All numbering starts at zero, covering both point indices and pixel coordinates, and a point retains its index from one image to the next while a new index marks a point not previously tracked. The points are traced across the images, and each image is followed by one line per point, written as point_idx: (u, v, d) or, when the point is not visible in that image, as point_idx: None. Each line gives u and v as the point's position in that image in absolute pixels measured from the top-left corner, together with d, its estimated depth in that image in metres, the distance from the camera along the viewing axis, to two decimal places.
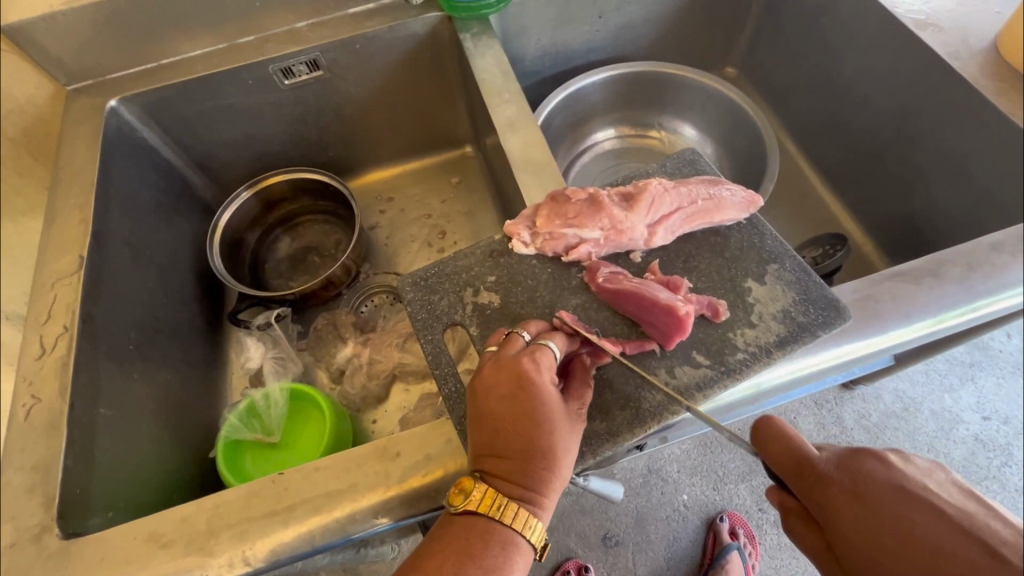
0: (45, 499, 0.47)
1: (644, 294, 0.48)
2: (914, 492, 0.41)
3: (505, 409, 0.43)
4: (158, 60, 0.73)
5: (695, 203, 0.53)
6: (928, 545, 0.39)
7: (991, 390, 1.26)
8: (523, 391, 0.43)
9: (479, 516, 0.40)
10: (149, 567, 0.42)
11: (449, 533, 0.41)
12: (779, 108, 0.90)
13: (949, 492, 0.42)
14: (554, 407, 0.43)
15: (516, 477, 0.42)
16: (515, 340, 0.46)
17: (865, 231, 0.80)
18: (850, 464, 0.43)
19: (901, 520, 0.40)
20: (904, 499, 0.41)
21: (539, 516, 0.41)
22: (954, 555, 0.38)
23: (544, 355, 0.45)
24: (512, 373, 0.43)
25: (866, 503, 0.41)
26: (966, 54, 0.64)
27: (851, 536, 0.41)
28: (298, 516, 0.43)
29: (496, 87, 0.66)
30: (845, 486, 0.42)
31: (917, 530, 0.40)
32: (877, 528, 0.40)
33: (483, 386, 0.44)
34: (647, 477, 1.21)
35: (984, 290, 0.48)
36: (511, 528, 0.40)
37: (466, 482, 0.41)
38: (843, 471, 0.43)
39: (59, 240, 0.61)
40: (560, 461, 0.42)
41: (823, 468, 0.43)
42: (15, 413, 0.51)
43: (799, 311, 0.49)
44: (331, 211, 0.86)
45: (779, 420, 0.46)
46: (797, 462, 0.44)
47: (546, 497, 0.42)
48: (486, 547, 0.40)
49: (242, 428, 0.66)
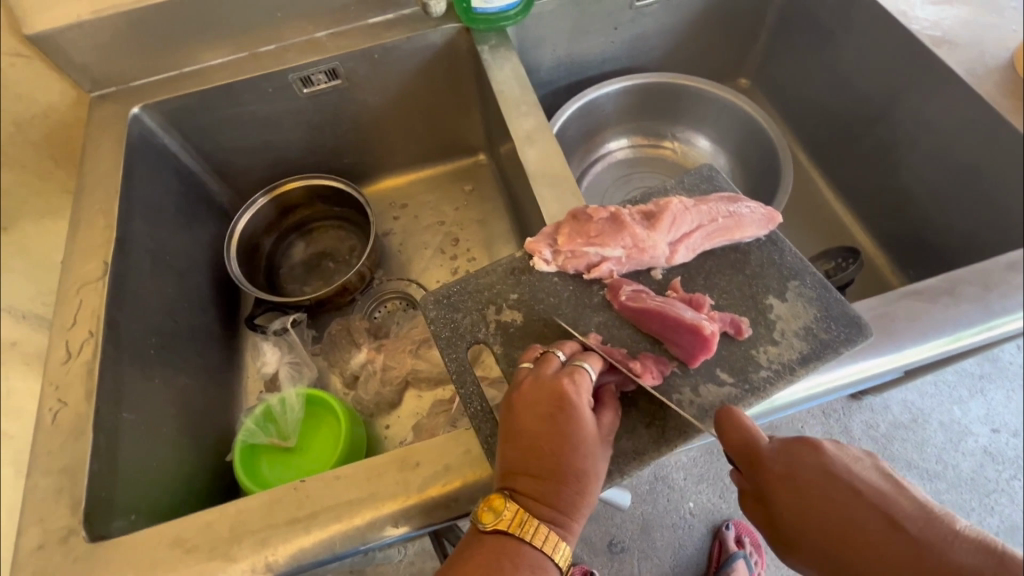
0: (71, 502, 0.48)
1: (669, 314, 0.48)
2: (840, 475, 0.44)
3: (543, 429, 0.44)
4: (180, 68, 0.74)
5: (714, 220, 0.54)
6: (848, 521, 0.42)
7: (1000, 403, 1.26)
8: (562, 413, 0.44)
9: (508, 536, 0.41)
10: (173, 571, 0.43)
11: (479, 555, 0.41)
12: (792, 119, 0.91)
13: (871, 474, 0.44)
14: (590, 429, 0.44)
15: (547, 498, 0.42)
16: (551, 358, 0.47)
17: (876, 244, 0.80)
18: (789, 451, 0.45)
19: (827, 500, 0.43)
20: (832, 482, 0.43)
21: (567, 539, 0.42)
22: (864, 531, 0.41)
23: (583, 376, 0.46)
24: (551, 393, 0.45)
25: (802, 487, 0.44)
26: (983, 72, 0.64)
27: (790, 517, 0.43)
28: (318, 522, 0.44)
29: (514, 99, 0.67)
30: (782, 470, 0.44)
31: (842, 508, 0.42)
32: (810, 509, 0.43)
33: (520, 404, 0.45)
34: (654, 484, 1.21)
35: (1001, 310, 0.48)
36: (540, 551, 0.41)
37: (497, 500, 0.42)
38: (783, 459, 0.45)
39: (84, 245, 0.62)
40: (592, 484, 0.43)
41: (768, 456, 0.44)
42: (42, 417, 0.52)
43: (821, 328, 0.49)
44: (346, 218, 0.87)
45: (738, 410, 0.45)
46: (748, 450, 0.44)
47: (574, 520, 0.43)
48: (517, 570, 0.40)
49: (258, 432, 0.68)
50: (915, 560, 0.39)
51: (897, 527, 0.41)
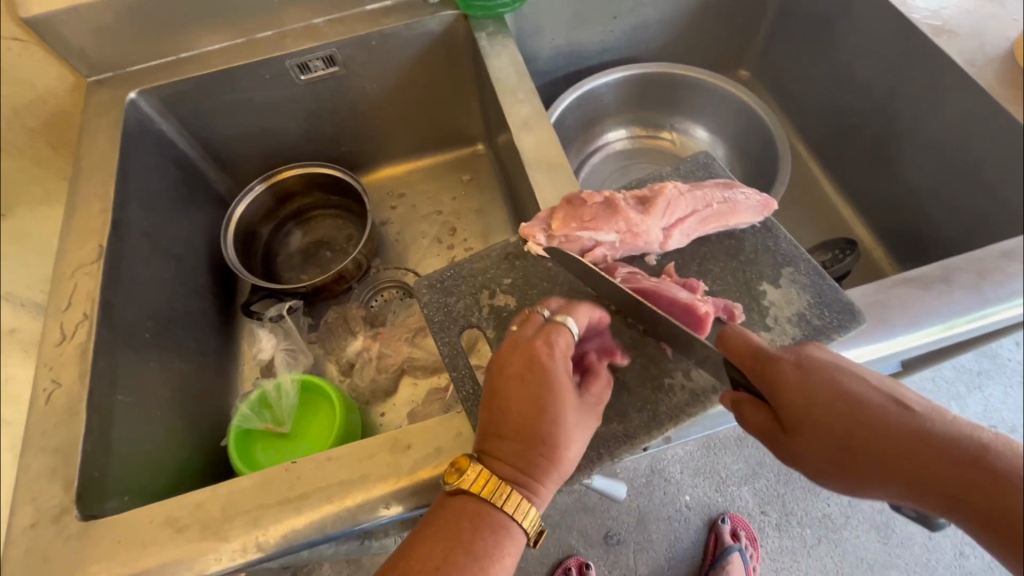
0: (65, 481, 0.48)
1: (663, 293, 0.48)
2: (848, 367, 0.40)
3: (512, 390, 0.43)
4: (177, 53, 0.74)
5: (710, 206, 0.53)
6: (857, 401, 0.37)
7: (999, 399, 1.25)
8: (532, 375, 0.43)
9: (471, 498, 0.41)
10: (165, 550, 0.44)
11: (442, 516, 0.41)
12: (792, 111, 0.90)
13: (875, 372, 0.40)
14: (562, 394, 0.43)
15: (513, 461, 0.42)
16: (533, 318, 0.47)
17: (875, 236, 0.80)
18: (797, 347, 0.42)
19: (835, 383, 0.38)
20: (839, 371, 0.39)
21: (534, 504, 0.41)
22: (873, 414, 0.37)
23: (562, 339, 0.45)
24: (525, 355, 0.44)
25: (810, 371, 0.40)
26: (983, 61, 0.64)
27: (795, 401, 0.39)
28: (310, 503, 0.44)
29: (510, 86, 0.66)
30: (790, 358, 0.40)
31: (849, 389, 0.38)
32: (817, 390, 0.39)
33: (496, 367, 0.45)
34: (650, 477, 1.22)
35: (993, 298, 0.48)
36: (503, 513, 0.40)
37: (462, 461, 0.42)
38: (788, 351, 0.41)
39: (79, 228, 0.62)
40: (561, 450, 0.42)
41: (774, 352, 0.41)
42: (36, 397, 0.52)
43: (814, 314, 0.49)
44: (344, 206, 0.87)
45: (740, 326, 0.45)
46: (750, 348, 0.43)
47: (541, 485, 0.42)
48: (478, 532, 0.40)
49: (253, 418, 0.68)
50: (929, 437, 0.34)
51: (906, 407, 0.36)
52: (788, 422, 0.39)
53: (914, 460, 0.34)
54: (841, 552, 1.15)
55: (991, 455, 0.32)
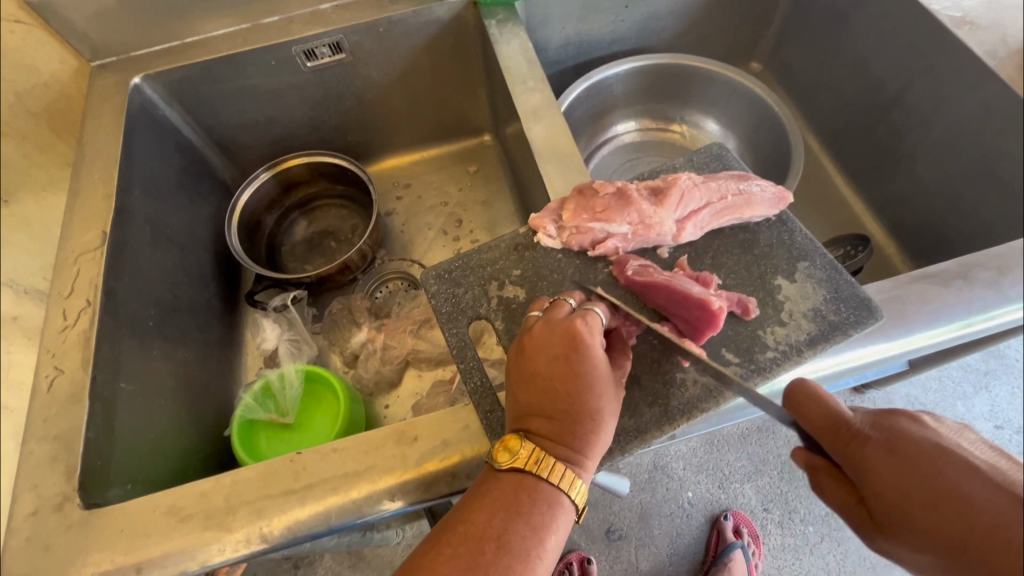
0: (67, 469, 0.47)
1: (675, 287, 0.47)
2: (950, 450, 0.34)
3: (556, 369, 0.43)
4: (182, 39, 0.73)
5: (724, 198, 0.52)
6: (963, 501, 0.32)
7: (1005, 400, 1.24)
8: (575, 352, 0.43)
9: (526, 473, 0.40)
10: (167, 540, 0.43)
11: (495, 489, 0.40)
12: (805, 105, 0.89)
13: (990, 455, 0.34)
14: (604, 368, 0.43)
15: (562, 436, 0.42)
16: (562, 304, 0.47)
17: (886, 233, 0.79)
18: (884, 422, 0.37)
19: (934, 473, 0.34)
20: (939, 458, 0.34)
21: (582, 477, 0.41)
22: (987, 518, 0.31)
23: (594, 317, 0.45)
24: (564, 333, 0.44)
25: (903, 458, 0.35)
26: (1004, 53, 0.62)
27: (885, 494, 0.35)
28: (314, 495, 0.44)
29: (520, 74, 0.65)
30: (878, 440, 0.36)
31: (953, 483, 0.33)
32: (913, 484, 0.34)
33: (534, 346, 0.44)
34: (653, 473, 1.21)
35: (1015, 296, 0.47)
36: (554, 485, 0.40)
37: (513, 440, 0.42)
38: (875, 425, 0.37)
39: (82, 214, 0.62)
40: (604, 423, 0.42)
41: (855, 425, 0.37)
42: (38, 383, 0.51)
43: (830, 309, 0.48)
44: (349, 196, 0.86)
45: (812, 384, 0.40)
46: (831, 419, 0.38)
47: (589, 458, 0.42)
48: (535, 505, 0.40)
49: (257, 408, 0.67)
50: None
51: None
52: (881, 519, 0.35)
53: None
54: (843, 551, 1.15)
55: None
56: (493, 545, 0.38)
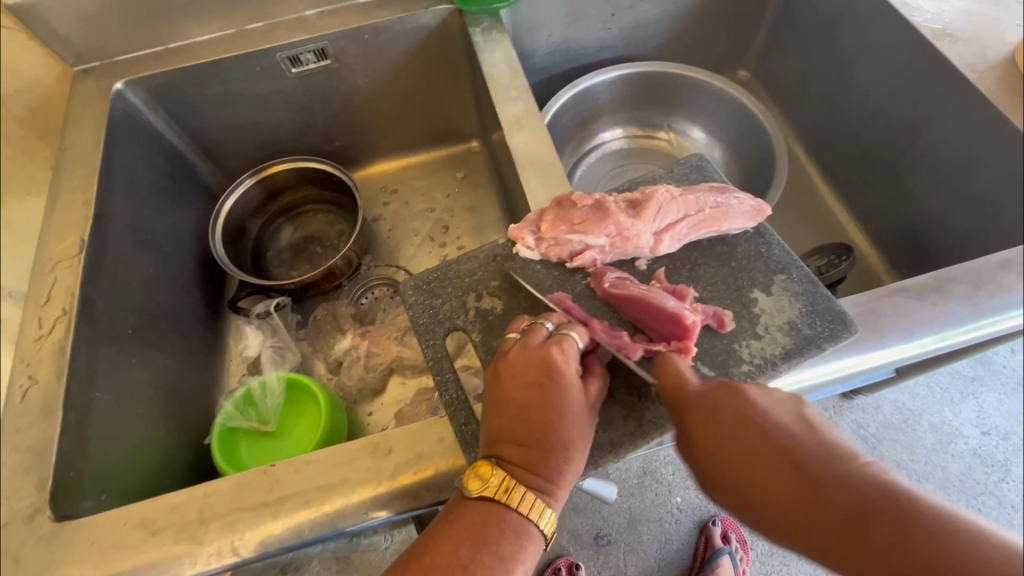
0: (40, 481, 0.47)
1: (651, 300, 0.47)
2: (754, 415, 0.42)
3: (531, 398, 0.44)
4: (167, 44, 0.73)
5: (702, 211, 0.52)
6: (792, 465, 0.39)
7: (992, 406, 1.25)
8: (550, 381, 0.44)
9: (495, 503, 0.41)
10: (139, 552, 0.43)
11: (463, 519, 0.41)
12: (791, 114, 0.90)
13: (787, 416, 0.41)
14: (577, 399, 0.44)
15: (533, 465, 0.42)
16: (539, 329, 0.47)
17: (870, 242, 0.79)
18: (733, 394, 0.43)
19: (742, 436, 0.41)
20: (746, 423, 0.41)
21: (552, 506, 0.42)
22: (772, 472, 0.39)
23: (570, 344, 0.45)
24: (540, 361, 0.44)
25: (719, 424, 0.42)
26: (984, 66, 0.63)
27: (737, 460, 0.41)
28: (287, 508, 0.44)
29: (504, 83, 0.65)
30: (701, 408, 0.43)
31: (755, 443, 0.41)
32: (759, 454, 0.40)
33: (509, 373, 0.45)
34: (642, 479, 1.21)
35: (989, 310, 0.47)
36: (522, 515, 0.41)
37: (483, 467, 0.42)
38: (704, 393, 0.43)
39: (61, 221, 0.61)
40: (576, 453, 0.43)
41: (691, 395, 0.43)
42: (12, 393, 0.51)
43: (806, 323, 0.48)
44: (335, 202, 0.86)
45: (678, 360, 0.46)
46: (677, 389, 0.44)
47: (560, 488, 0.43)
48: (502, 535, 0.41)
49: (237, 416, 0.67)
50: (816, 494, 0.37)
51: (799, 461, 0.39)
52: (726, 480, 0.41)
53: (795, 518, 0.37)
54: None
55: (874, 513, 0.35)
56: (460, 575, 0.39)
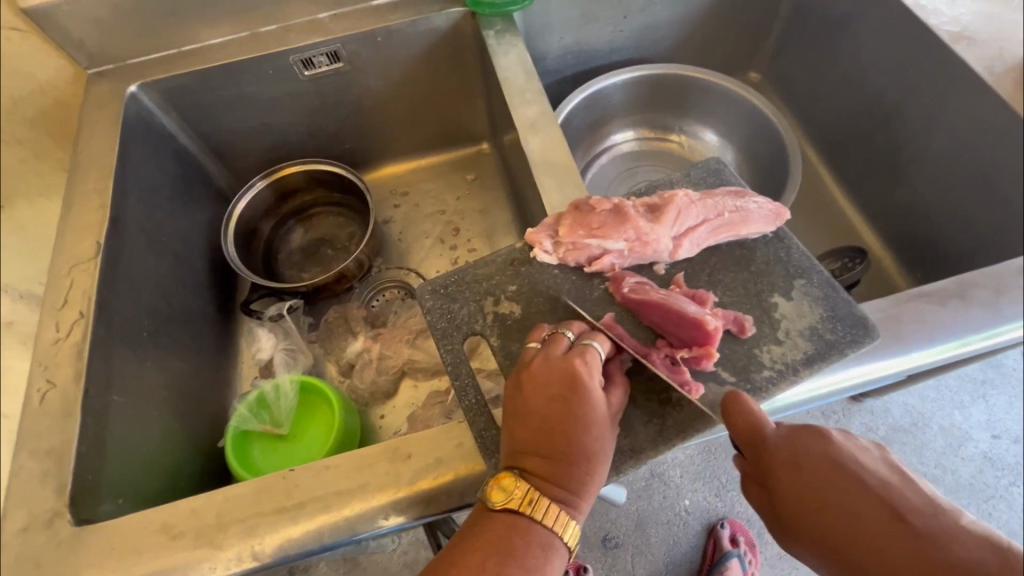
0: (58, 484, 0.47)
1: (672, 305, 0.47)
2: (842, 464, 0.41)
3: (555, 410, 0.44)
4: (180, 46, 0.73)
5: (722, 215, 0.52)
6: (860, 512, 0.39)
7: (1002, 409, 1.25)
8: (574, 393, 0.44)
9: (519, 515, 0.41)
10: (159, 557, 0.43)
11: (488, 531, 0.41)
12: (802, 116, 0.89)
13: (869, 463, 0.41)
14: (600, 411, 0.44)
15: (557, 477, 0.42)
16: (561, 339, 0.47)
17: (884, 245, 0.79)
18: (806, 434, 0.43)
19: (836, 489, 0.40)
20: (832, 471, 0.41)
21: (576, 519, 0.42)
22: (873, 529, 0.38)
23: (592, 355, 0.46)
24: (564, 373, 0.45)
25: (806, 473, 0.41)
26: (1001, 68, 0.62)
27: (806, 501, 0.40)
28: (307, 513, 0.43)
29: (518, 86, 0.65)
30: (784, 455, 0.42)
31: (849, 497, 0.40)
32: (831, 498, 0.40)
33: (533, 384, 0.45)
34: (649, 481, 1.20)
35: (1012, 316, 0.47)
36: (547, 527, 0.41)
37: (507, 479, 0.41)
38: (784, 437, 0.43)
39: (77, 224, 0.61)
40: (600, 465, 0.43)
41: (770, 439, 0.43)
42: (30, 396, 0.51)
43: (827, 328, 0.48)
44: (346, 204, 0.86)
45: (745, 397, 0.44)
46: (750, 430, 0.43)
47: (583, 500, 0.42)
48: (528, 548, 0.40)
49: (251, 419, 0.67)
50: (925, 556, 0.36)
51: (904, 520, 0.38)
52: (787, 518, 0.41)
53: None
54: None
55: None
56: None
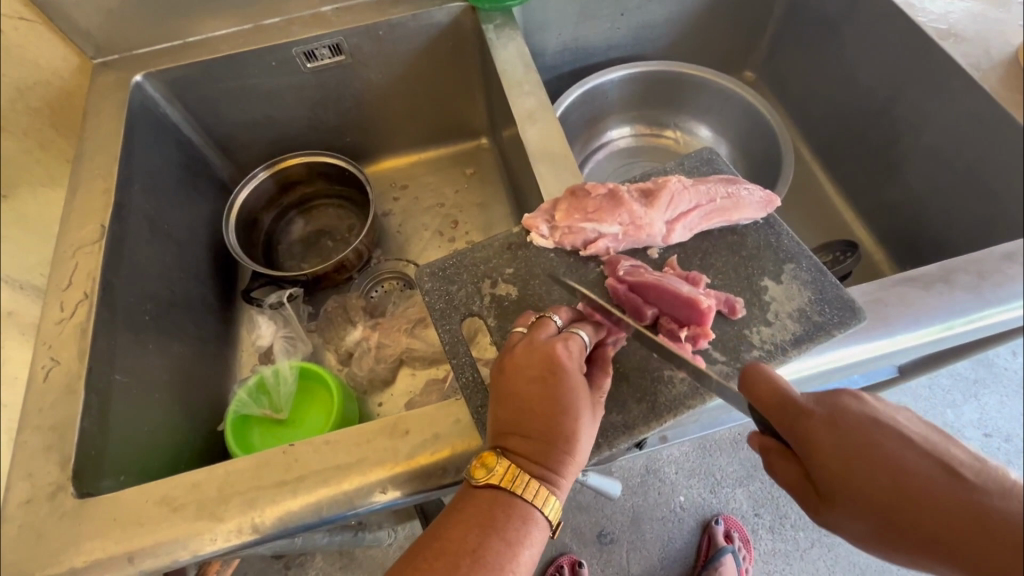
0: (62, 458, 0.48)
1: (664, 287, 0.48)
2: (881, 423, 0.38)
3: (534, 392, 0.44)
4: (184, 38, 0.74)
5: (713, 201, 0.54)
6: (897, 469, 0.36)
7: (994, 408, 1.26)
8: (553, 376, 0.44)
9: (501, 489, 0.41)
10: (161, 529, 0.44)
11: (471, 506, 0.42)
12: (796, 114, 0.91)
13: (908, 422, 0.38)
14: (580, 392, 0.43)
15: (536, 455, 0.42)
16: (545, 324, 0.47)
17: (875, 240, 0.81)
18: (828, 399, 0.40)
19: (874, 447, 0.37)
20: (869, 430, 0.38)
21: (557, 495, 0.42)
22: (917, 483, 0.35)
23: (575, 341, 0.46)
24: (545, 356, 0.44)
25: (847, 433, 0.38)
26: (988, 65, 0.64)
27: (831, 465, 0.38)
28: (305, 486, 0.44)
29: (516, 78, 0.66)
30: (821, 415, 0.39)
31: (892, 456, 0.36)
32: (855, 457, 0.37)
33: (514, 367, 0.45)
34: (645, 477, 1.22)
35: (993, 300, 0.48)
36: (528, 502, 0.41)
37: (488, 456, 0.42)
38: (817, 400, 0.40)
39: (81, 208, 0.62)
40: (580, 444, 0.43)
41: (799, 401, 0.40)
42: (35, 373, 0.52)
43: (815, 310, 0.49)
44: (347, 196, 0.87)
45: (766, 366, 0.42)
46: (778, 398, 0.40)
47: (564, 477, 0.42)
48: (509, 521, 0.41)
49: (251, 403, 0.68)
50: (985, 514, 0.33)
51: (952, 475, 0.35)
52: (823, 487, 0.38)
53: (956, 536, 0.33)
54: (833, 556, 1.15)
55: None
56: (468, 560, 0.39)
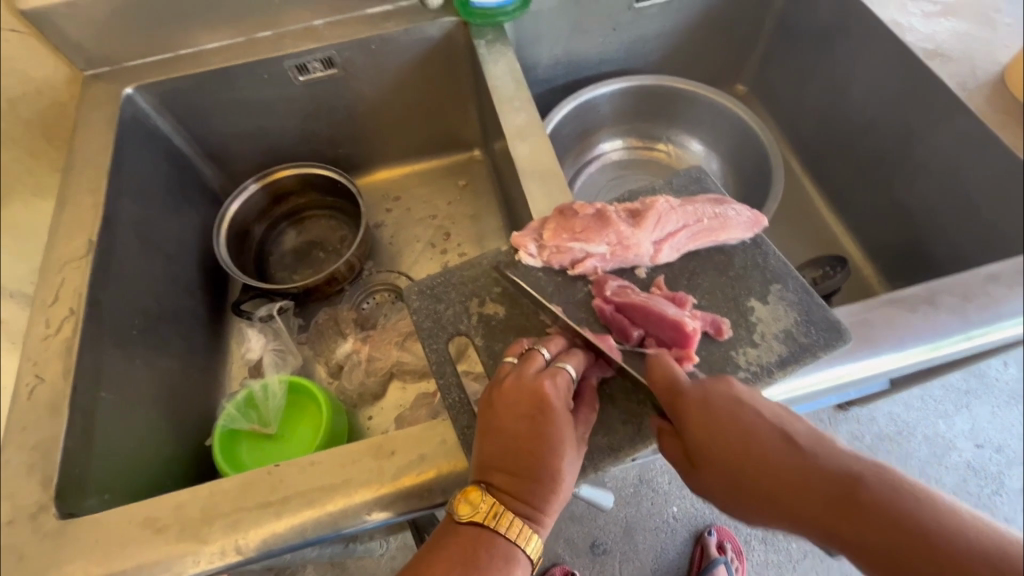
0: (44, 478, 0.48)
1: (652, 307, 0.48)
2: (746, 401, 0.42)
3: (521, 430, 0.44)
4: (176, 50, 0.74)
5: (701, 221, 0.54)
6: (752, 440, 0.40)
7: (986, 419, 1.26)
8: (541, 414, 0.44)
9: (484, 527, 0.41)
10: (143, 550, 0.43)
11: (455, 543, 0.42)
12: (787, 129, 0.91)
13: (769, 403, 0.42)
14: (568, 432, 0.44)
15: (521, 494, 0.42)
16: (534, 358, 0.47)
17: (865, 254, 0.81)
18: (704, 380, 0.43)
19: (730, 419, 0.41)
20: (737, 407, 0.41)
21: (539, 533, 0.42)
22: (767, 453, 0.39)
23: (563, 377, 0.46)
24: (533, 393, 0.44)
25: (713, 409, 0.41)
26: (974, 85, 0.65)
27: (700, 440, 0.41)
28: (290, 508, 0.44)
29: (507, 94, 0.67)
30: (694, 394, 0.42)
31: (749, 426, 0.40)
32: (719, 431, 0.40)
33: (502, 403, 0.45)
34: (637, 488, 1.18)
35: (978, 321, 0.48)
36: (510, 540, 0.41)
37: (473, 493, 0.42)
38: (698, 386, 0.43)
39: (70, 222, 0.62)
40: (564, 482, 0.43)
41: (682, 383, 0.43)
42: (19, 391, 0.52)
43: (801, 331, 0.49)
44: (338, 208, 0.87)
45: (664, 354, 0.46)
46: (668, 381, 0.44)
47: (547, 515, 0.43)
48: (491, 560, 0.41)
49: (239, 418, 0.67)
50: (812, 473, 0.37)
51: (793, 443, 0.39)
52: (691, 458, 0.41)
53: (791, 494, 0.37)
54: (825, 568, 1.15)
55: (856, 486, 0.35)
56: None
